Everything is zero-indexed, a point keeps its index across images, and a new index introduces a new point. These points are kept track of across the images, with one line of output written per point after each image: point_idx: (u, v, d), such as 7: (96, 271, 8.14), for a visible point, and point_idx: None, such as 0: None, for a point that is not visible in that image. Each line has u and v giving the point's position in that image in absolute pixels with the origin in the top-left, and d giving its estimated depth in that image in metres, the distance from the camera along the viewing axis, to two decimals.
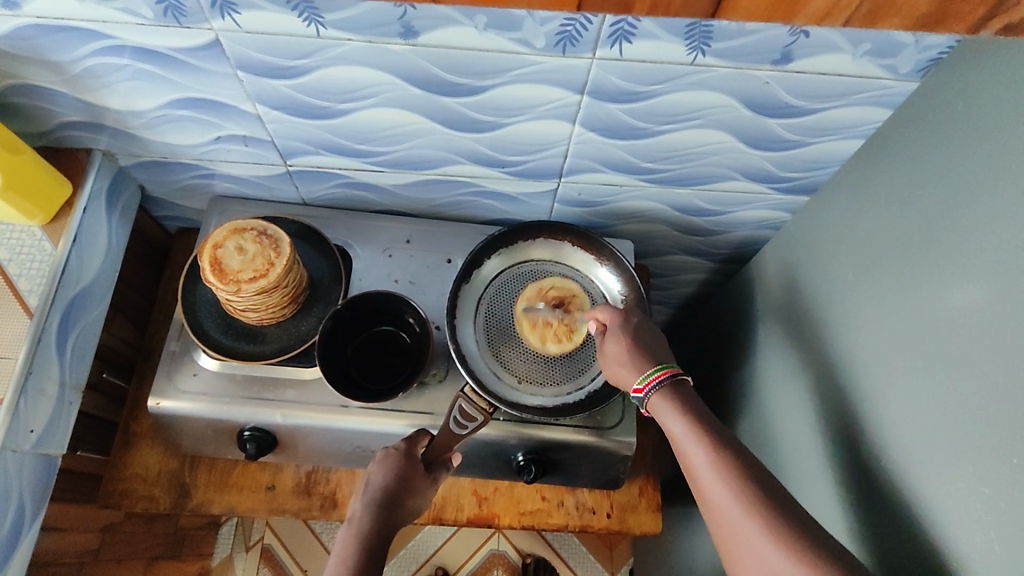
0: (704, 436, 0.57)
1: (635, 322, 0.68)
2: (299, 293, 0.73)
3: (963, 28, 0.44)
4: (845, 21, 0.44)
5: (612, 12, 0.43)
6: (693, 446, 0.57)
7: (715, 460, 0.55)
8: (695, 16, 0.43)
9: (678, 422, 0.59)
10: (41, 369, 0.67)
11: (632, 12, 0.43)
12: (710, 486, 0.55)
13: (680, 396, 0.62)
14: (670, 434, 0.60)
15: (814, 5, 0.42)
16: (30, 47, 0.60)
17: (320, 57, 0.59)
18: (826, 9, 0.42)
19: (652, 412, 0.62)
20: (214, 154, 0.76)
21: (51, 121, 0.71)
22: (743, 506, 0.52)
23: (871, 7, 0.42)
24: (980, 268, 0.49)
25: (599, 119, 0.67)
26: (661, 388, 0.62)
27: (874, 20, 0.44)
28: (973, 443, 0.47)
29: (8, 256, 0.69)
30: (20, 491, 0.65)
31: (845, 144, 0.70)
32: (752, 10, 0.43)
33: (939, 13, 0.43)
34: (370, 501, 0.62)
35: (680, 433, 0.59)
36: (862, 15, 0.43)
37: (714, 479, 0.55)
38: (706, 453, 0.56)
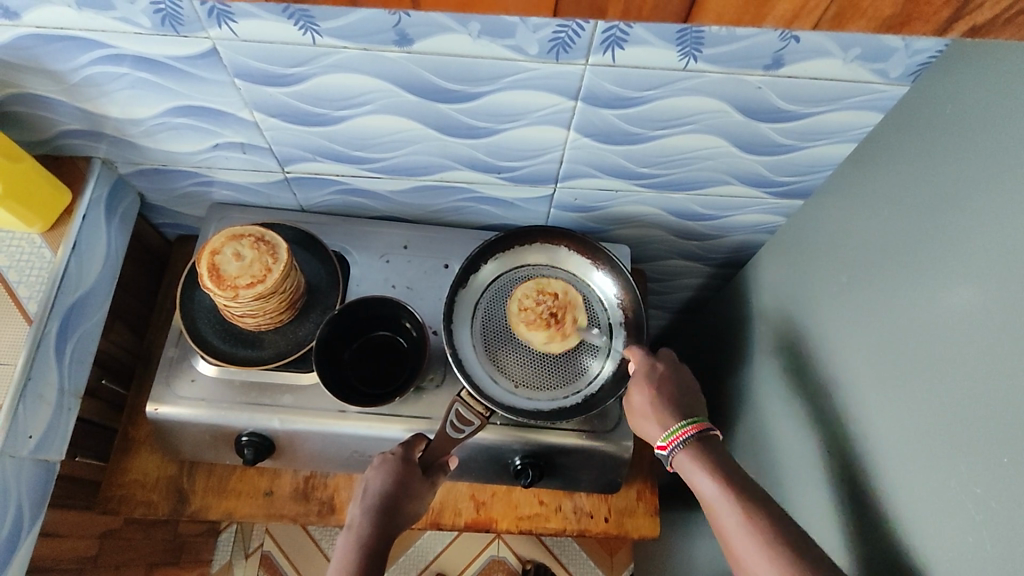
0: (735, 497, 0.57)
1: (663, 370, 0.69)
2: (297, 298, 0.74)
3: (930, 31, 0.43)
4: (813, 25, 0.43)
5: (587, 19, 0.43)
6: (721, 501, 0.57)
7: (747, 522, 0.55)
8: (665, 20, 0.43)
9: (705, 479, 0.59)
10: (40, 376, 0.67)
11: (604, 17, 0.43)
12: (743, 550, 0.54)
13: (707, 452, 0.62)
14: (698, 489, 0.60)
15: (782, 7, 0.41)
16: (30, 56, 0.61)
17: (317, 65, 0.60)
18: (794, 11, 0.41)
19: (677, 467, 0.63)
20: (213, 161, 0.76)
21: (51, 129, 0.71)
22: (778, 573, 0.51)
23: (838, 9, 0.42)
24: (970, 270, 0.49)
25: (594, 124, 0.67)
26: (686, 445, 0.63)
27: (841, 24, 0.43)
28: (964, 444, 0.47)
29: (8, 264, 0.69)
30: (19, 497, 0.65)
31: (838, 148, 0.70)
32: (721, 13, 0.42)
33: (902, 16, 0.42)
34: (369, 506, 0.62)
35: (710, 493, 0.58)
36: (829, 18, 0.42)
37: (746, 542, 0.54)
38: (738, 514, 0.56)
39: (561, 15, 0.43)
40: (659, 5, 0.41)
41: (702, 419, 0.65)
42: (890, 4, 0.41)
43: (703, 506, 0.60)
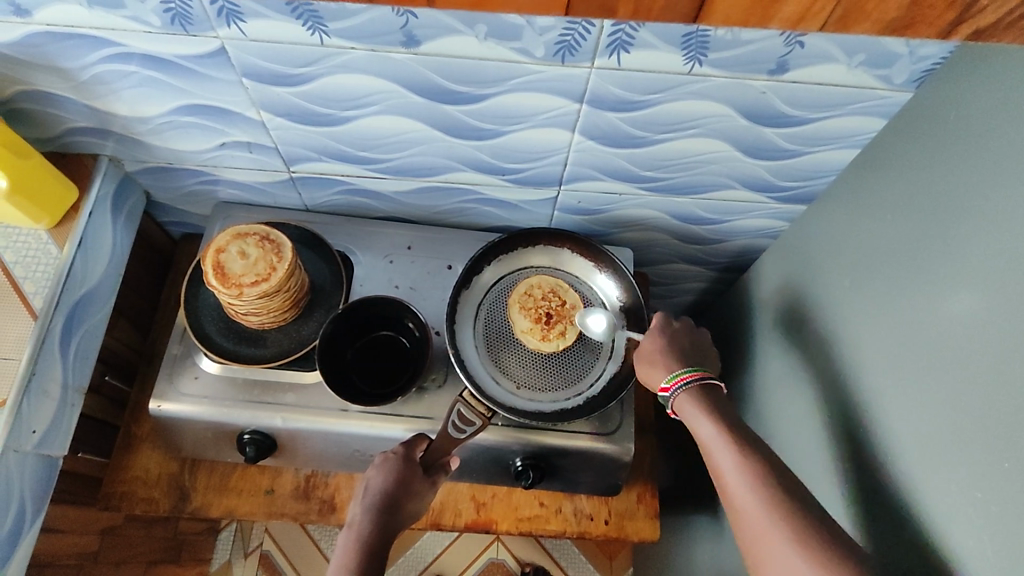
0: (736, 442, 0.57)
1: (676, 329, 0.71)
2: (301, 297, 0.74)
3: (934, 34, 0.44)
4: (819, 26, 0.44)
5: (596, 17, 0.44)
6: (722, 450, 0.58)
7: (745, 466, 0.55)
8: (674, 21, 0.44)
9: (709, 426, 0.60)
10: (44, 371, 0.67)
11: (614, 16, 0.43)
12: (737, 491, 0.55)
13: (710, 401, 0.62)
14: (700, 438, 0.60)
15: (789, 9, 0.42)
16: (40, 54, 0.61)
17: (324, 65, 0.60)
18: (800, 13, 0.42)
19: (679, 412, 0.64)
20: (219, 160, 0.77)
21: (58, 126, 0.72)
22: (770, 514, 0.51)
23: (844, 11, 0.42)
24: (973, 275, 0.49)
25: (599, 127, 0.68)
26: (688, 388, 0.64)
27: (846, 25, 0.44)
28: (966, 448, 0.47)
29: (14, 259, 0.69)
30: (21, 492, 0.65)
31: (842, 154, 0.71)
32: (730, 15, 0.43)
33: (908, 18, 0.43)
34: (370, 505, 0.62)
35: (711, 440, 0.59)
36: (834, 20, 0.43)
37: (740, 484, 0.55)
38: (736, 459, 0.56)
39: (572, 15, 0.44)
40: (669, 4, 0.42)
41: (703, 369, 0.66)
42: (895, 8, 0.42)
43: (703, 453, 0.60)
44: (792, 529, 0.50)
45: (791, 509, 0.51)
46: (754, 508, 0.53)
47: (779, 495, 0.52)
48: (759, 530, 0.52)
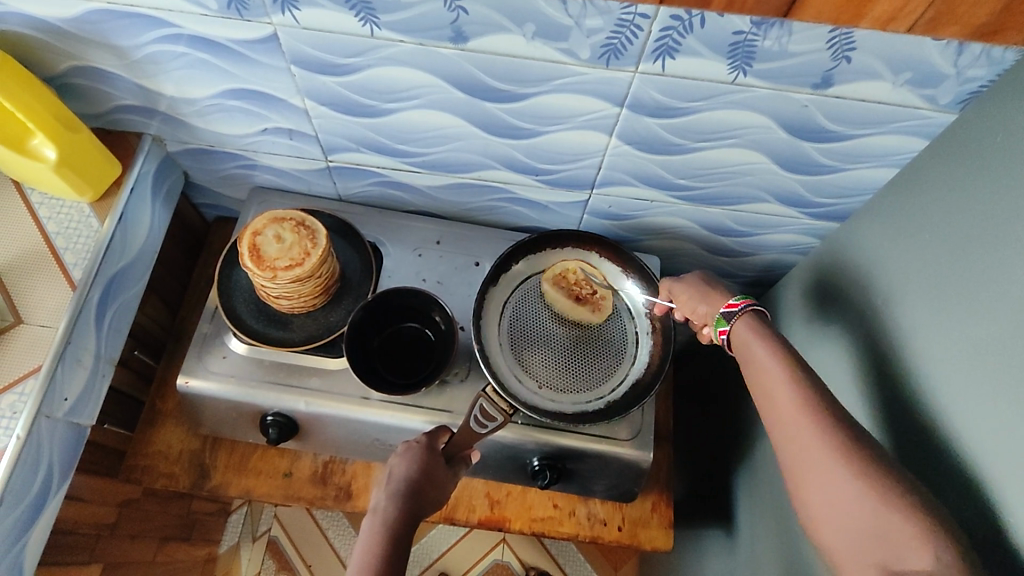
0: (783, 355, 0.56)
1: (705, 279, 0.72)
2: (331, 284, 0.75)
3: (1019, 40, 0.52)
4: (907, 27, 0.52)
5: (692, 7, 0.52)
6: (771, 368, 0.56)
7: (790, 374, 0.54)
8: (767, 14, 0.52)
9: (761, 348, 0.58)
10: (79, 341, 0.69)
11: (709, 7, 0.52)
12: (777, 395, 0.54)
13: (761, 325, 0.61)
14: (750, 359, 0.59)
15: (878, 9, 0.51)
16: (97, 31, 0.63)
17: (372, 56, 0.61)
18: (890, 13, 0.51)
19: (732, 339, 0.63)
20: (259, 145, 0.78)
21: (107, 103, 0.74)
22: (808, 418, 0.50)
23: (933, 15, 0.51)
24: (1003, 299, 0.49)
25: (636, 132, 0.68)
26: (750, 313, 0.63)
27: (935, 28, 0.52)
28: (998, 474, 0.47)
29: (57, 230, 0.71)
30: (51, 457, 0.67)
31: (879, 173, 0.70)
32: (820, 10, 0.51)
33: (995, 25, 0.51)
34: (393, 492, 0.62)
35: (762, 359, 0.57)
36: (924, 22, 0.51)
37: (781, 388, 0.54)
38: (783, 370, 0.55)
39: (666, 5, 0.52)
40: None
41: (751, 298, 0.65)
42: (985, 13, 0.50)
43: (750, 375, 0.58)
44: (829, 429, 0.49)
45: (827, 406, 0.51)
46: (791, 410, 0.52)
47: (821, 398, 0.52)
48: (794, 429, 0.51)
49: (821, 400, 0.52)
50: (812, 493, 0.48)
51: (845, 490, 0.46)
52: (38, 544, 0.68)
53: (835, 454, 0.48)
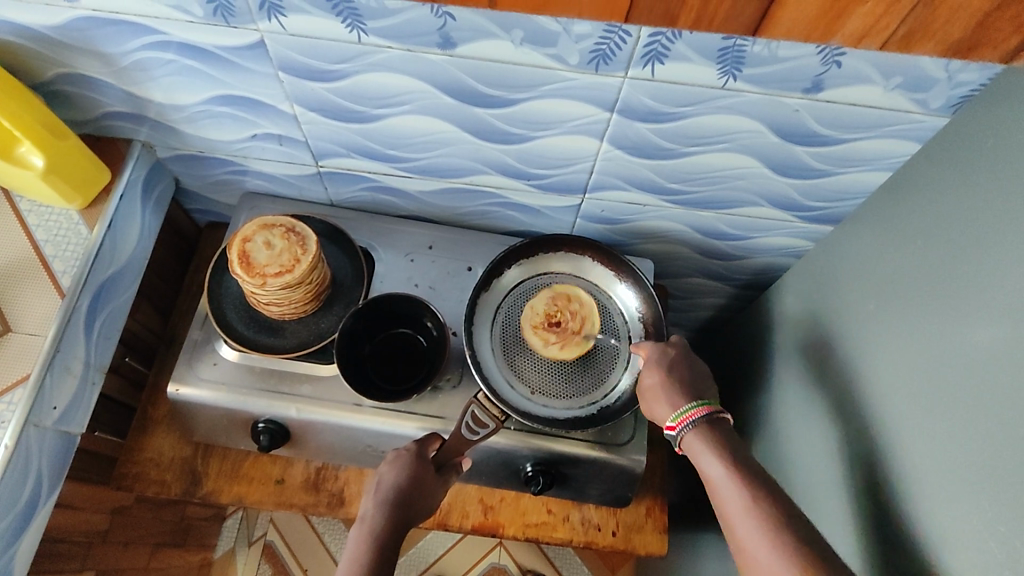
0: (737, 473, 0.57)
1: (673, 354, 0.69)
2: (322, 290, 0.75)
3: (997, 57, 0.53)
4: (880, 44, 0.53)
5: (658, 25, 0.53)
6: (728, 489, 0.57)
7: (748, 500, 0.55)
8: (736, 32, 0.53)
9: (715, 464, 0.59)
10: (68, 349, 0.68)
11: (675, 24, 0.52)
12: (739, 526, 0.54)
13: (712, 433, 0.62)
14: (706, 474, 0.59)
15: (850, 27, 0.52)
16: (83, 38, 0.63)
17: (360, 63, 0.61)
18: (861, 31, 0.52)
19: (686, 449, 0.63)
20: (249, 151, 0.78)
21: (95, 110, 0.73)
22: (775, 550, 0.51)
23: (907, 32, 0.52)
24: (995, 307, 0.49)
25: (628, 137, 0.68)
26: (695, 425, 0.63)
27: (910, 45, 0.53)
28: (989, 482, 0.47)
29: (45, 238, 0.71)
30: (40, 466, 0.67)
31: (871, 176, 0.70)
32: (790, 28, 0.52)
33: (969, 42, 0.52)
34: (382, 500, 0.62)
35: (714, 473, 0.58)
36: (900, 38, 0.52)
37: (743, 518, 0.54)
38: (742, 495, 0.56)
39: (631, 22, 0.53)
40: (732, 17, 0.51)
41: (711, 402, 0.65)
42: (959, 30, 0.51)
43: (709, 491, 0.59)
44: (800, 563, 0.49)
45: (786, 530, 0.52)
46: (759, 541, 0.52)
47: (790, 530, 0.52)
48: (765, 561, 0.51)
49: (782, 525, 0.52)
50: None
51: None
52: (28, 553, 0.67)
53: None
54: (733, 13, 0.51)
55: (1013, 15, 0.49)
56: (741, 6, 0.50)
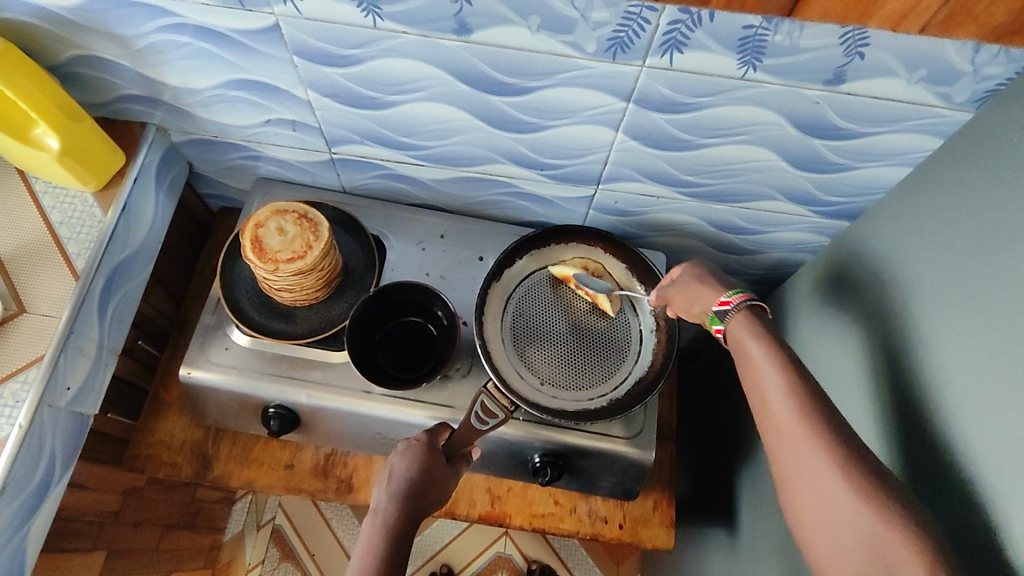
0: (784, 362, 0.54)
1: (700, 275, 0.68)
2: (333, 277, 0.75)
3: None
4: (920, 27, 0.51)
5: (690, 5, 0.51)
6: (767, 372, 0.55)
7: (786, 384, 0.53)
8: (773, 13, 0.51)
9: (755, 347, 0.56)
10: (82, 331, 0.69)
11: (709, 5, 0.51)
12: (777, 410, 0.52)
13: (760, 324, 0.59)
14: (744, 355, 0.57)
15: (888, 9, 0.50)
16: (99, 20, 0.63)
17: (374, 48, 0.61)
18: (901, 12, 0.50)
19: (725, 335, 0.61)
20: (262, 136, 0.78)
21: (110, 93, 0.73)
22: (814, 445, 0.49)
23: (948, 14, 0.50)
24: (1013, 302, 0.48)
25: (643, 128, 0.67)
26: (740, 311, 0.60)
27: (950, 28, 0.51)
28: (1001, 484, 0.46)
29: (60, 220, 0.71)
30: (53, 446, 0.67)
31: (891, 171, 0.69)
32: (826, 10, 0.51)
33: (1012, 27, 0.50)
34: (394, 492, 0.62)
35: (755, 356, 0.56)
36: (938, 22, 0.51)
37: (781, 401, 0.52)
38: (778, 378, 0.53)
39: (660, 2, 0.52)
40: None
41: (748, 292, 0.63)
42: (1003, 14, 0.49)
43: (745, 373, 0.57)
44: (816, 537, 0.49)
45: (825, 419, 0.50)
46: (791, 427, 0.51)
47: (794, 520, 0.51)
48: (796, 446, 0.50)
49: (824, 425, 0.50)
50: (804, 498, 0.49)
51: (852, 519, 0.46)
52: (41, 531, 0.68)
53: (842, 482, 0.47)
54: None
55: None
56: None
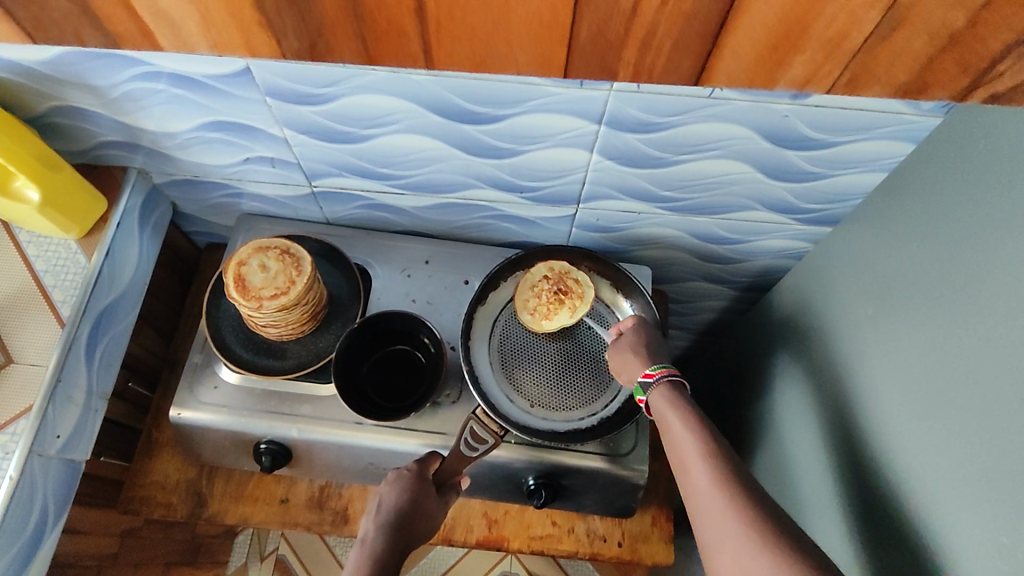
0: (713, 454, 0.55)
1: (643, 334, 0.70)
2: (319, 310, 0.75)
3: (946, 96, 0.44)
4: (827, 89, 0.44)
5: (598, 79, 0.44)
6: (682, 442, 0.57)
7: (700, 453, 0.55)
8: (678, 84, 0.44)
9: (672, 421, 0.59)
10: (70, 378, 0.69)
11: (616, 79, 0.44)
12: (692, 480, 0.54)
13: (692, 411, 0.60)
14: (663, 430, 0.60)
15: (794, 72, 0.43)
16: (74, 72, 0.63)
17: (344, 85, 0.61)
18: (806, 75, 0.43)
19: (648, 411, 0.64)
20: (243, 174, 0.78)
21: (90, 140, 0.74)
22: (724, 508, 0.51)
23: (852, 75, 0.43)
24: (995, 309, 0.48)
25: (617, 148, 0.67)
26: (658, 386, 0.63)
27: (855, 89, 0.45)
28: (990, 492, 0.46)
29: (44, 268, 0.72)
30: (44, 495, 0.67)
31: (867, 177, 0.69)
32: (732, 77, 0.44)
33: (920, 82, 0.43)
34: (382, 522, 0.62)
35: (672, 429, 0.59)
36: (844, 82, 0.44)
37: (710, 497, 0.52)
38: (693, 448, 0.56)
39: (573, 77, 0.45)
40: (670, 69, 0.43)
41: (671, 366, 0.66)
42: (905, 71, 0.42)
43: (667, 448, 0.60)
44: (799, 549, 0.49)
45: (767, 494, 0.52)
46: (720, 519, 0.51)
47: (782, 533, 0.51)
48: (711, 511, 0.52)
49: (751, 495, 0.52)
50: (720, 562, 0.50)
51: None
52: None
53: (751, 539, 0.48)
54: (673, 62, 0.42)
55: (962, 55, 0.41)
56: (681, 55, 0.42)
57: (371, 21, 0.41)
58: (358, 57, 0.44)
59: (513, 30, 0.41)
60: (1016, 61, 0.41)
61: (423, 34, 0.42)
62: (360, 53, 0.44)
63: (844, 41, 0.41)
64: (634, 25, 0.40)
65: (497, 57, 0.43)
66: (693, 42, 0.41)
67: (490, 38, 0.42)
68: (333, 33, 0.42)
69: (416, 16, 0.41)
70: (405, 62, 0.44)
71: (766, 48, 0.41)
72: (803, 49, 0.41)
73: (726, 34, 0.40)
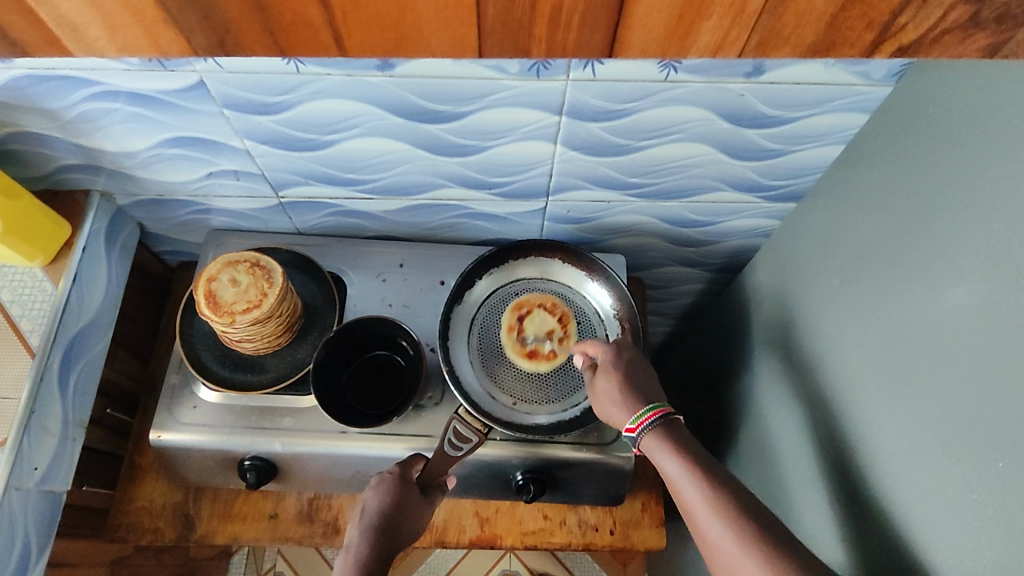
0: (704, 482, 0.56)
1: (627, 358, 0.68)
2: (294, 321, 0.74)
3: (857, 54, 0.44)
4: (738, 53, 0.44)
5: (511, 57, 0.44)
6: (692, 490, 0.56)
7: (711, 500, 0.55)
8: (592, 57, 0.44)
9: (674, 465, 0.58)
10: (43, 409, 0.68)
11: (530, 56, 0.44)
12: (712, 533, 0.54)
13: (671, 434, 0.60)
14: (666, 475, 0.59)
15: (704, 38, 0.42)
16: (26, 96, 0.62)
17: (302, 92, 0.61)
18: (716, 42, 0.43)
19: (644, 451, 0.62)
20: (209, 189, 0.77)
21: (48, 165, 0.73)
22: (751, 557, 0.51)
23: (761, 38, 0.42)
24: (960, 270, 0.48)
25: (580, 138, 0.68)
26: (652, 429, 0.61)
27: (767, 51, 0.44)
28: (960, 449, 0.47)
29: (10, 298, 0.70)
30: (25, 529, 0.66)
31: (827, 151, 0.70)
32: (645, 47, 0.43)
33: (829, 41, 0.43)
34: (367, 526, 0.62)
35: (676, 476, 0.58)
36: (753, 46, 0.43)
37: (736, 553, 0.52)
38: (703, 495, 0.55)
39: (487, 56, 0.44)
40: (583, 41, 0.42)
41: (665, 403, 0.64)
42: (812, 31, 0.42)
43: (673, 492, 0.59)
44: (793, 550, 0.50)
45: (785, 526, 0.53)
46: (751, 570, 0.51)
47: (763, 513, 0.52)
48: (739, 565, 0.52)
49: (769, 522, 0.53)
50: None
51: None
52: None
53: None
54: (585, 37, 0.42)
55: (864, 8, 0.40)
56: (590, 29, 0.41)
57: (277, 15, 0.41)
58: (272, 53, 0.44)
59: (421, 8, 0.40)
60: (919, 11, 0.41)
61: (331, 22, 0.41)
62: (273, 47, 0.43)
63: (746, 3, 0.40)
64: (541, 2, 0.39)
65: (411, 43, 0.43)
66: (601, 17, 0.40)
67: (403, 25, 0.42)
68: (241, 30, 0.42)
69: (322, 4, 0.40)
70: (318, 52, 0.43)
71: (672, 16, 0.41)
72: (709, 14, 0.40)
73: (630, 3, 0.40)
